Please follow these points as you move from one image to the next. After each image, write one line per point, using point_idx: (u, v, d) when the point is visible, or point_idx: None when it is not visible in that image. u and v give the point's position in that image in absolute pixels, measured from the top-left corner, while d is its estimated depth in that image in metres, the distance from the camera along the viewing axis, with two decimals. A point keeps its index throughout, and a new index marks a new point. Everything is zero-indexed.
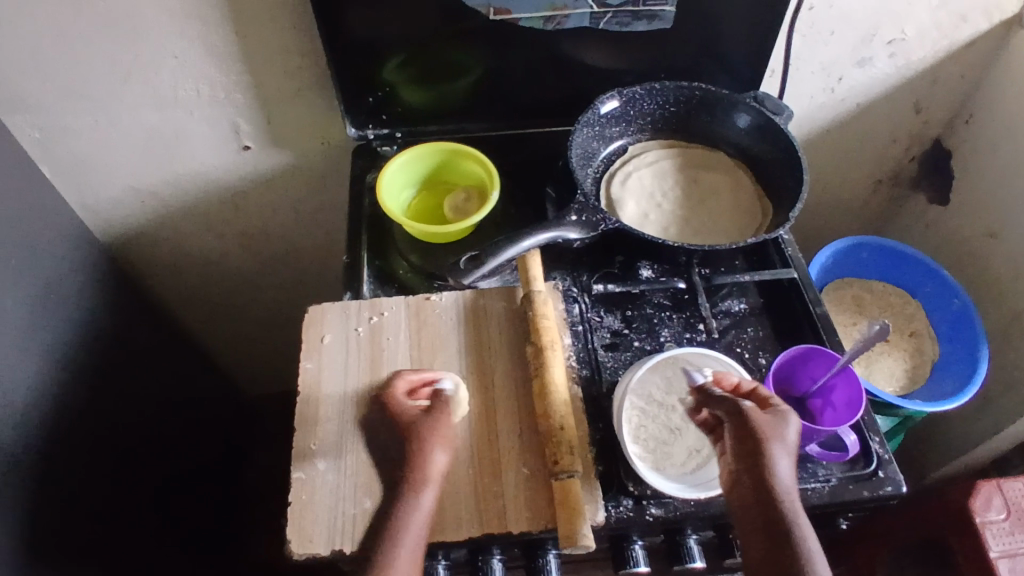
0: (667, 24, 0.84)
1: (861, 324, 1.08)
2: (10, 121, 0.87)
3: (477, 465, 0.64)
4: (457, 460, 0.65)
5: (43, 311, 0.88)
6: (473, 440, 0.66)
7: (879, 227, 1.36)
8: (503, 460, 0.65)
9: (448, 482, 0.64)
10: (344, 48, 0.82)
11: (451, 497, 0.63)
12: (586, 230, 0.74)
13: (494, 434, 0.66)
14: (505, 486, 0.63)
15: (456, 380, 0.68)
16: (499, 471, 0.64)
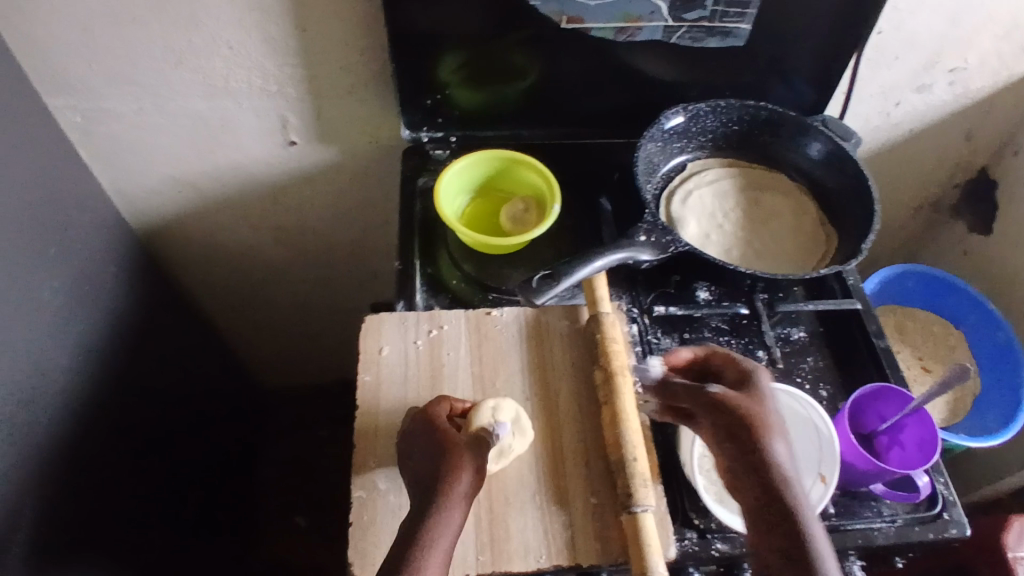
0: (740, 41, 0.81)
1: (902, 353, 1.07)
2: (51, 102, 0.83)
3: (543, 493, 0.63)
4: (522, 486, 0.63)
5: (75, 300, 0.84)
6: (540, 466, 0.64)
7: (912, 252, 1.35)
8: (570, 488, 0.63)
9: (515, 509, 0.62)
10: (407, 48, 0.79)
11: (518, 525, 0.61)
12: (656, 251, 0.72)
13: (560, 461, 0.65)
14: (573, 516, 0.62)
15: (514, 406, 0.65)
16: (566, 501, 0.63)
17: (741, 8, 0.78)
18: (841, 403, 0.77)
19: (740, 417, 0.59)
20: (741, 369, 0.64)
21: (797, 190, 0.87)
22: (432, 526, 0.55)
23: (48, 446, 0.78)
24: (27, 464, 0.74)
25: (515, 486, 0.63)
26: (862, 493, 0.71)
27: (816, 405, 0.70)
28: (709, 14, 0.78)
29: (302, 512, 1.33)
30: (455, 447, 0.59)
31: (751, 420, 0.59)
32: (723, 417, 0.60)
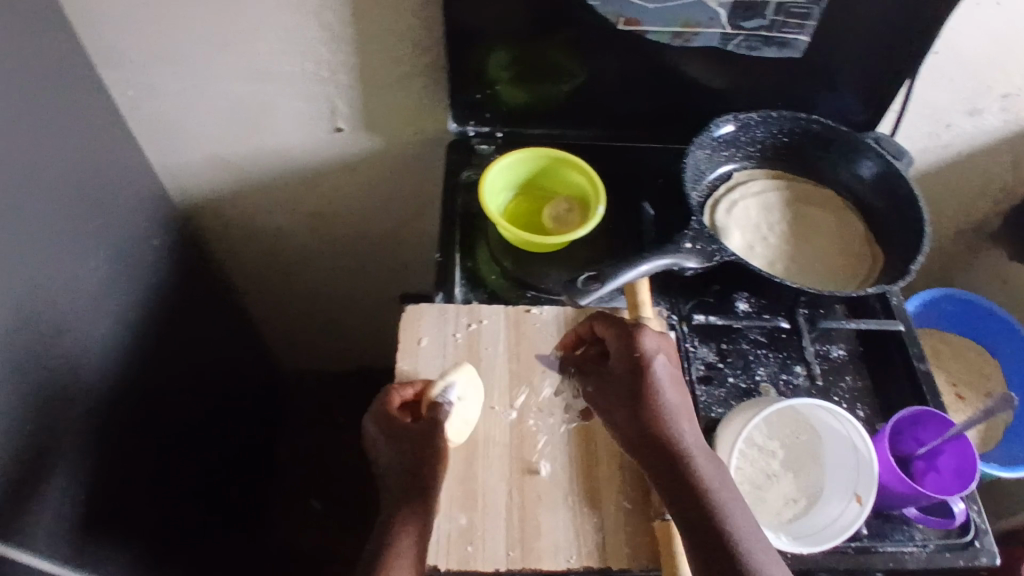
0: (797, 53, 0.80)
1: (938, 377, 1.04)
2: (107, 75, 0.84)
3: (576, 494, 0.63)
4: (555, 485, 0.63)
5: (117, 272, 0.85)
6: (573, 466, 0.64)
7: (948, 278, 1.33)
8: (603, 491, 0.63)
9: (547, 507, 0.62)
10: (462, 41, 0.79)
11: (550, 523, 0.61)
12: (701, 260, 0.71)
13: (594, 463, 0.64)
14: (605, 519, 0.62)
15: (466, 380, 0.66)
16: (599, 503, 0.62)
17: (800, 20, 0.77)
18: (878, 426, 0.76)
19: (624, 404, 0.62)
20: (609, 337, 0.65)
21: (844, 208, 0.86)
22: (400, 524, 0.58)
23: (83, 415, 0.79)
24: (62, 431, 0.75)
25: (548, 485, 0.63)
26: (894, 516, 0.70)
27: (857, 424, 0.67)
28: (768, 24, 0.77)
29: (319, 496, 1.34)
30: (424, 439, 0.62)
31: (637, 397, 0.62)
32: (614, 401, 0.63)
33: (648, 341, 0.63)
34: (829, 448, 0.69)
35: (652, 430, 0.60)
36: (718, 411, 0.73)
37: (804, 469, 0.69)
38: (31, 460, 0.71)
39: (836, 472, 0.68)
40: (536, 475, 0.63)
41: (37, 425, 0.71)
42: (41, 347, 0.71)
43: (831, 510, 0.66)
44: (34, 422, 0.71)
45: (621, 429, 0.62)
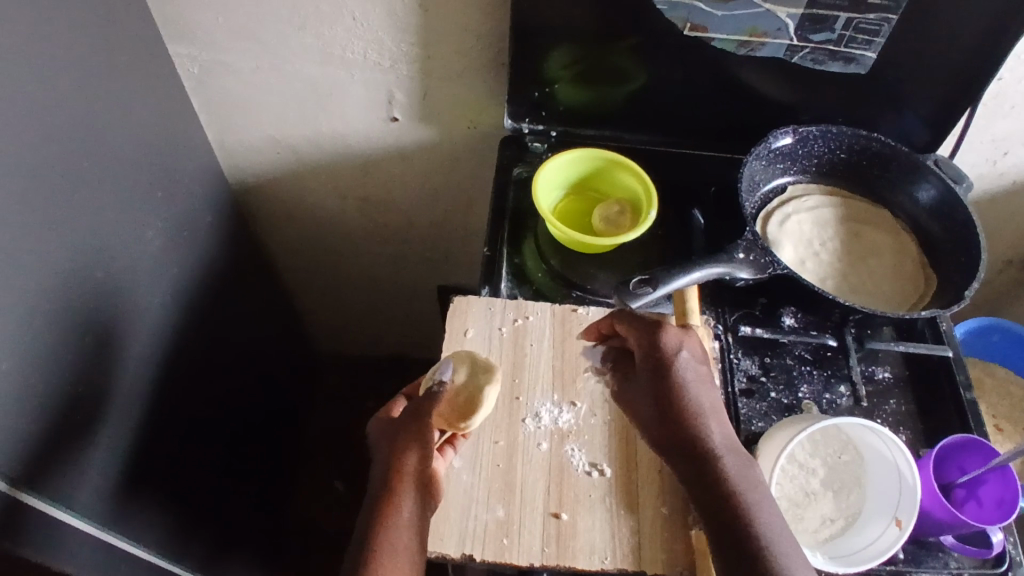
0: (863, 69, 0.79)
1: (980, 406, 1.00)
2: (175, 51, 0.86)
3: (615, 493, 0.63)
4: (593, 483, 0.63)
5: (171, 245, 0.87)
6: (613, 465, 0.64)
7: (993, 309, 1.30)
8: (642, 494, 0.63)
9: (584, 504, 0.62)
10: (526, 38, 0.80)
11: (586, 519, 0.61)
12: (754, 271, 0.71)
13: (634, 464, 0.64)
14: (642, 521, 0.62)
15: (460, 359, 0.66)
16: (636, 505, 0.62)
17: (870, 36, 0.76)
18: (921, 451, 0.75)
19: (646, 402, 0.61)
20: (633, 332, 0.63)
21: (898, 230, 0.86)
22: (390, 507, 0.56)
23: (130, 381, 0.80)
24: (110, 395, 0.77)
25: (587, 480, 0.63)
26: (931, 543, 0.69)
27: (902, 445, 0.66)
28: (836, 38, 0.76)
29: (342, 478, 1.35)
30: (414, 418, 0.62)
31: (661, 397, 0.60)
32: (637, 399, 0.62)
33: (672, 338, 0.61)
34: (872, 469, 0.68)
35: (678, 428, 0.59)
36: (759, 424, 0.73)
37: (846, 489, 0.68)
38: (80, 421, 0.72)
39: (878, 494, 0.67)
40: (573, 472, 0.64)
41: (87, 388, 0.73)
42: (94, 314, 0.73)
43: (869, 531, 0.65)
44: (85, 385, 0.73)
45: (641, 419, 0.61)
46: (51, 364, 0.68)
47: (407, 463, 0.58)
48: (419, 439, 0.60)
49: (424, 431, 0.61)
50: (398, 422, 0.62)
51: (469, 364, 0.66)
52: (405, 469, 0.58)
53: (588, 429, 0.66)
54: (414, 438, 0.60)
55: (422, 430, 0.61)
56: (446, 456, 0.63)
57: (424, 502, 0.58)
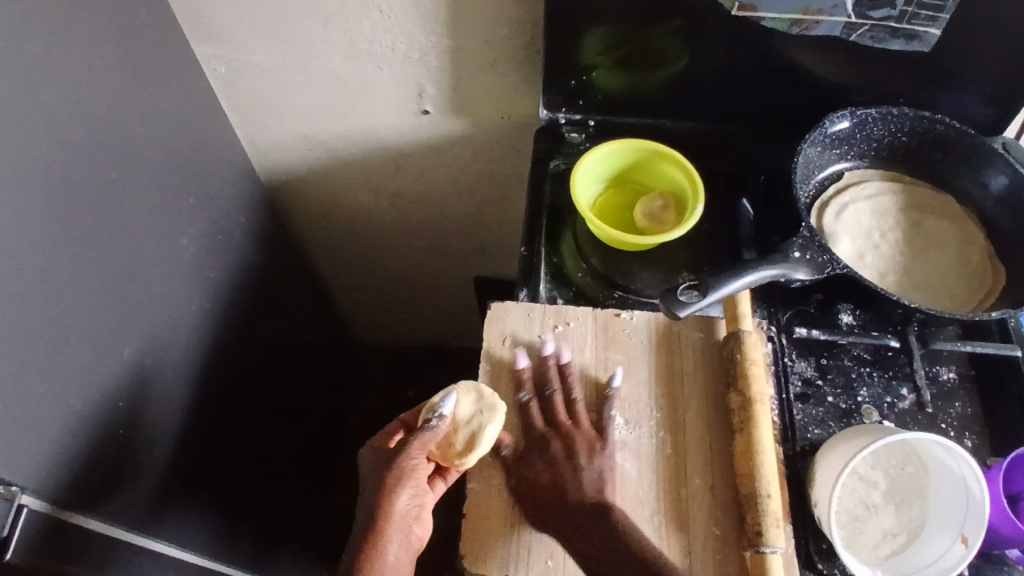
0: (926, 48, 0.73)
1: None
2: (200, 51, 0.84)
3: (553, 446, 0.64)
4: (536, 436, 0.65)
5: (206, 250, 0.86)
6: (553, 417, 0.66)
7: None
8: (580, 442, 0.64)
9: (531, 456, 0.64)
10: (560, 25, 0.75)
11: (528, 471, 0.63)
12: (811, 271, 0.66)
13: (578, 412, 0.66)
14: (582, 468, 0.62)
15: (463, 393, 0.65)
16: (573, 455, 0.63)
17: (934, 12, 0.69)
18: (989, 459, 0.70)
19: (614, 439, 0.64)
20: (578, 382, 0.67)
21: (965, 218, 0.80)
22: (375, 548, 0.60)
23: (171, 390, 0.80)
24: (153, 406, 0.77)
25: (534, 433, 0.65)
26: (994, 555, 0.64)
27: (970, 459, 0.61)
28: (898, 14, 0.70)
29: None
30: (406, 454, 0.63)
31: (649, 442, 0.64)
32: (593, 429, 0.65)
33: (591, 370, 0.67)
34: (939, 482, 0.64)
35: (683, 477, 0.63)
36: (815, 432, 0.69)
37: (909, 502, 0.64)
38: (124, 435, 0.72)
39: (943, 508, 0.63)
40: (524, 424, 0.66)
41: (130, 402, 0.73)
42: (133, 327, 0.72)
43: (934, 548, 0.62)
44: (127, 398, 0.73)
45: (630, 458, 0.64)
46: (96, 381, 0.67)
47: (394, 505, 0.61)
48: (409, 478, 0.63)
49: (414, 468, 0.63)
50: (392, 455, 0.64)
51: (472, 397, 0.65)
52: (393, 512, 0.61)
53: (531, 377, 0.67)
54: (404, 478, 0.62)
55: (413, 468, 0.63)
56: (436, 487, 0.68)
57: (406, 539, 0.62)
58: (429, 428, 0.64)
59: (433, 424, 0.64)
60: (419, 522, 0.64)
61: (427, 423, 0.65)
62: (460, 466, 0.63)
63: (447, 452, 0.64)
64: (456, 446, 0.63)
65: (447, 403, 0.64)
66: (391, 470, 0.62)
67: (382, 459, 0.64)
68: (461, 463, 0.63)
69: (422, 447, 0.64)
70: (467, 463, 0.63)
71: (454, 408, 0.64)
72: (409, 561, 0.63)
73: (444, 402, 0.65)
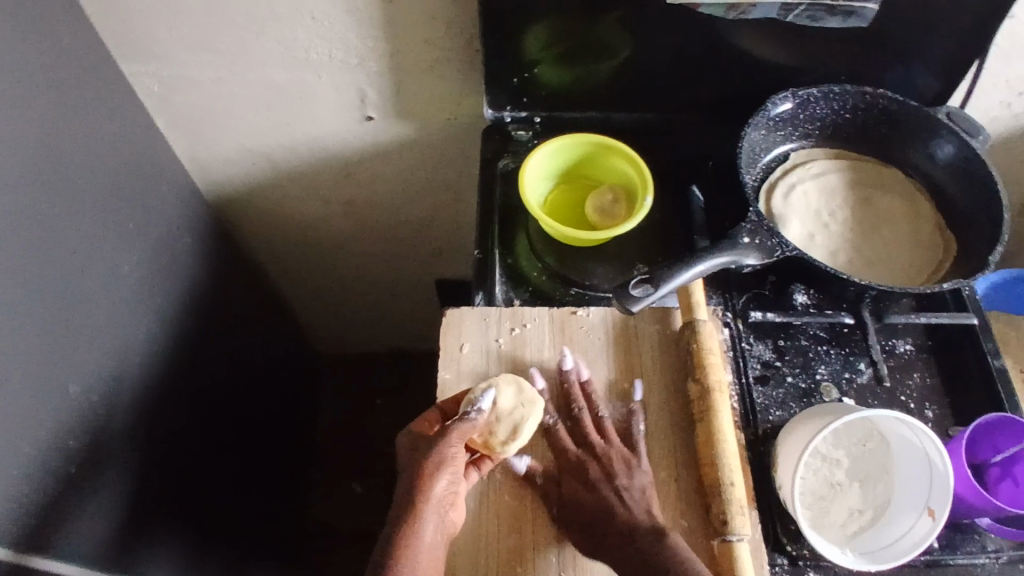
0: (865, 22, 0.73)
1: None
2: (129, 69, 0.81)
3: (590, 468, 0.62)
4: (569, 458, 0.63)
5: (151, 274, 0.84)
6: (583, 435, 0.64)
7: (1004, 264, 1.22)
8: (616, 460, 0.62)
9: (569, 479, 0.62)
10: (498, 22, 0.74)
11: (568, 492, 0.61)
12: (761, 256, 0.66)
13: (608, 428, 0.64)
14: (624, 488, 0.61)
15: (509, 385, 0.63)
16: (612, 474, 0.61)
17: None
18: (950, 429, 0.71)
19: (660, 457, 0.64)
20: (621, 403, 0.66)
21: (912, 192, 0.81)
22: (411, 530, 0.54)
23: (126, 421, 0.78)
24: (109, 440, 0.74)
25: (566, 455, 0.63)
26: (964, 525, 0.66)
27: (931, 434, 0.62)
28: None
29: (359, 479, 1.33)
30: (448, 440, 0.58)
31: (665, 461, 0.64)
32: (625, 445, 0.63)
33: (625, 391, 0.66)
34: (901, 457, 0.65)
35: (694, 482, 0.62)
36: (777, 413, 0.69)
37: (872, 480, 0.65)
38: (78, 472, 0.70)
39: (907, 484, 0.64)
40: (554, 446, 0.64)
41: (82, 439, 0.71)
42: (82, 360, 0.70)
43: (900, 524, 0.62)
44: (79, 435, 0.70)
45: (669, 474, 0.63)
46: (45, 421, 0.65)
47: (433, 488, 0.55)
48: (449, 464, 0.57)
49: (454, 456, 0.57)
50: (430, 441, 0.58)
51: (512, 390, 0.63)
52: (431, 496, 0.55)
53: (552, 398, 0.66)
54: (445, 463, 0.57)
55: (453, 456, 0.57)
56: (469, 477, 0.61)
57: (441, 525, 0.56)
58: (468, 418, 0.59)
59: (472, 416, 0.60)
60: (454, 509, 0.58)
61: (465, 414, 0.60)
62: (501, 454, 0.61)
63: (488, 440, 0.61)
64: (496, 435, 0.61)
65: (489, 395, 0.61)
66: (431, 454, 0.57)
67: (421, 445, 0.58)
68: (503, 450, 0.61)
69: (463, 436, 0.59)
70: (507, 451, 0.61)
71: (494, 401, 0.62)
72: (442, 551, 0.56)
73: (484, 395, 0.61)
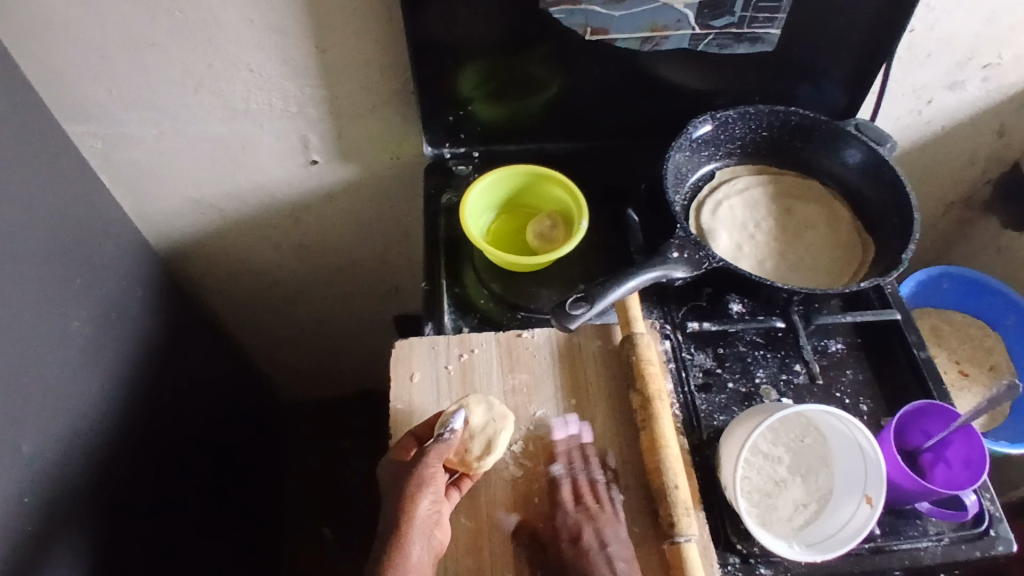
0: (770, 46, 0.79)
1: (963, 366, 1.05)
2: (71, 129, 0.83)
3: (585, 532, 0.63)
4: (563, 525, 0.64)
5: (103, 326, 0.84)
6: (578, 496, 0.65)
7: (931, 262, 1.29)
8: (606, 525, 0.63)
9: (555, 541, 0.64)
10: (429, 64, 0.78)
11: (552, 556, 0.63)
12: (690, 268, 0.70)
13: (601, 492, 0.65)
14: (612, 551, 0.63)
15: (483, 402, 0.66)
16: (605, 540, 0.63)
17: (770, 13, 0.75)
18: (883, 420, 0.74)
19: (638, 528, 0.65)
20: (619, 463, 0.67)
21: (829, 199, 0.86)
22: (397, 555, 0.56)
23: (84, 476, 0.77)
24: (65, 498, 0.74)
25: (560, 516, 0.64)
26: (907, 511, 0.68)
27: (861, 424, 0.65)
28: (737, 20, 0.76)
29: (331, 523, 1.32)
30: (423, 463, 0.61)
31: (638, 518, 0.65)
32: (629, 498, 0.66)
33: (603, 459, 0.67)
34: (836, 448, 0.69)
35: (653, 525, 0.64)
36: (720, 418, 0.72)
37: (814, 472, 0.68)
38: (32, 531, 0.69)
39: (845, 473, 0.67)
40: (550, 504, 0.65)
41: (37, 498, 0.70)
42: (36, 414, 0.70)
43: (842, 513, 0.65)
44: (35, 493, 0.70)
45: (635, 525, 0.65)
46: None
47: (416, 510, 0.58)
48: (430, 483, 0.60)
49: (434, 475, 0.61)
50: (407, 466, 0.61)
51: (482, 408, 0.66)
52: (414, 517, 0.58)
53: (529, 463, 0.67)
54: (424, 484, 0.60)
55: (433, 475, 0.61)
56: (452, 498, 0.63)
57: (428, 543, 0.59)
58: (442, 439, 0.62)
59: (446, 436, 0.62)
60: (440, 529, 0.61)
61: (439, 435, 0.63)
62: (478, 468, 0.64)
63: (465, 457, 0.64)
64: (472, 452, 0.64)
65: (461, 414, 0.64)
66: (411, 479, 0.60)
67: (403, 470, 0.61)
68: (480, 466, 0.64)
69: (440, 455, 0.62)
70: (485, 465, 0.64)
71: (466, 419, 0.65)
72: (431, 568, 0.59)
73: (456, 415, 0.64)
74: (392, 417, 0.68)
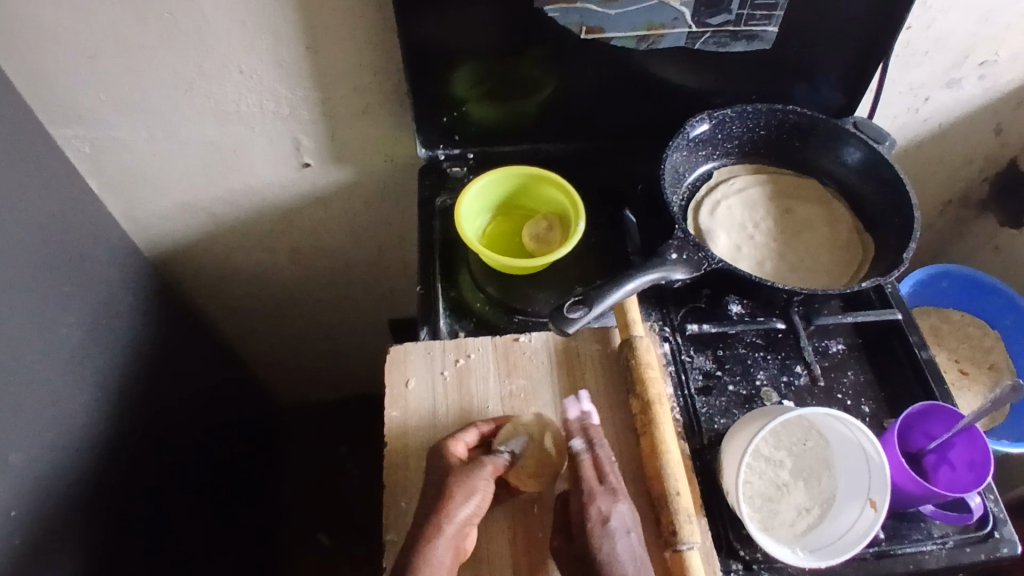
0: (767, 45, 0.78)
1: (963, 365, 1.05)
2: (59, 134, 0.81)
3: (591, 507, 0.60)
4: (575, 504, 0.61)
5: (93, 334, 0.82)
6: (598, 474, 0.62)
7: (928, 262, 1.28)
8: (609, 504, 0.60)
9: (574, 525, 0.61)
10: (423, 65, 0.77)
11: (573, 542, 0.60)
12: (689, 269, 0.69)
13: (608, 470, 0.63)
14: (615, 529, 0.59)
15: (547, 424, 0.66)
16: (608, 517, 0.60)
17: (767, 11, 0.74)
18: (885, 422, 0.73)
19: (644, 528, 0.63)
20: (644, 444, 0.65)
21: (828, 198, 0.85)
22: (426, 554, 0.56)
23: (74, 488, 0.76)
24: (56, 511, 0.73)
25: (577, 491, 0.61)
26: (910, 514, 0.67)
27: (864, 427, 0.64)
28: (735, 18, 0.75)
29: (327, 531, 1.31)
30: (473, 471, 0.60)
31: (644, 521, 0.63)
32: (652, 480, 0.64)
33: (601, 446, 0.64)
34: (839, 452, 0.68)
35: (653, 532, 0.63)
36: (721, 421, 0.71)
37: (817, 475, 0.67)
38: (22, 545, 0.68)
39: (848, 476, 0.66)
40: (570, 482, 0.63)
41: (26, 510, 0.69)
42: (26, 425, 0.69)
43: (845, 517, 0.64)
44: (24, 505, 0.68)
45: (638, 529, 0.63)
46: None
47: (456, 513, 0.58)
48: (479, 493, 0.60)
49: (485, 487, 0.60)
50: (458, 467, 0.61)
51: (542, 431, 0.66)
52: (452, 521, 0.58)
53: None
54: (472, 491, 0.59)
55: (483, 487, 0.60)
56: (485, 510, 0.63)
57: (456, 546, 0.58)
58: (501, 456, 0.62)
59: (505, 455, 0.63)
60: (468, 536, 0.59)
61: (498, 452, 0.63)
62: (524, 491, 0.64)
63: (517, 476, 0.64)
64: (523, 472, 0.64)
65: (523, 439, 0.65)
66: (459, 482, 0.59)
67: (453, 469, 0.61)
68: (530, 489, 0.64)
69: (496, 470, 0.61)
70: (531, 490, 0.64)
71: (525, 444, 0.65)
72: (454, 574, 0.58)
73: (519, 437, 0.64)
74: (387, 424, 0.67)
